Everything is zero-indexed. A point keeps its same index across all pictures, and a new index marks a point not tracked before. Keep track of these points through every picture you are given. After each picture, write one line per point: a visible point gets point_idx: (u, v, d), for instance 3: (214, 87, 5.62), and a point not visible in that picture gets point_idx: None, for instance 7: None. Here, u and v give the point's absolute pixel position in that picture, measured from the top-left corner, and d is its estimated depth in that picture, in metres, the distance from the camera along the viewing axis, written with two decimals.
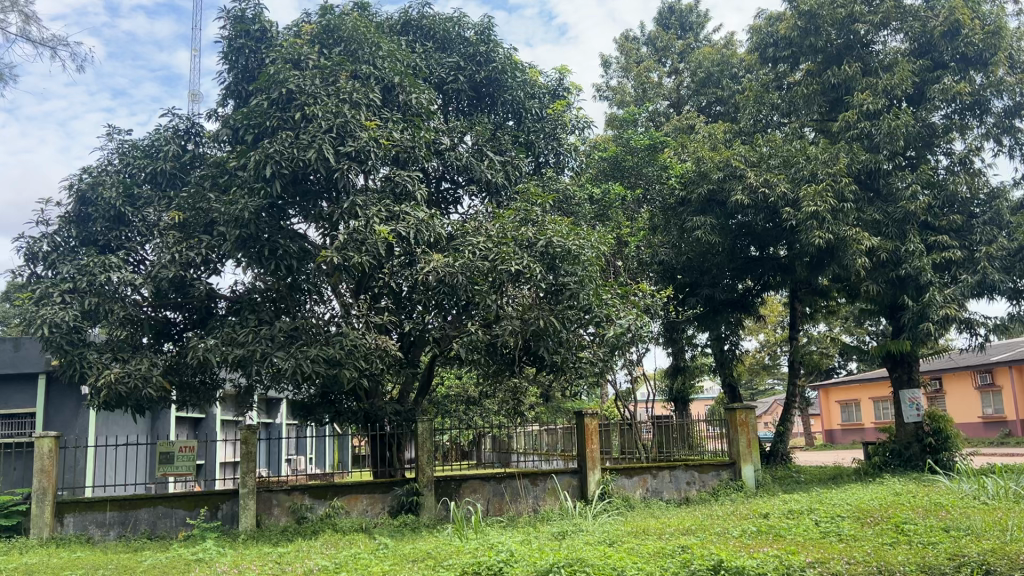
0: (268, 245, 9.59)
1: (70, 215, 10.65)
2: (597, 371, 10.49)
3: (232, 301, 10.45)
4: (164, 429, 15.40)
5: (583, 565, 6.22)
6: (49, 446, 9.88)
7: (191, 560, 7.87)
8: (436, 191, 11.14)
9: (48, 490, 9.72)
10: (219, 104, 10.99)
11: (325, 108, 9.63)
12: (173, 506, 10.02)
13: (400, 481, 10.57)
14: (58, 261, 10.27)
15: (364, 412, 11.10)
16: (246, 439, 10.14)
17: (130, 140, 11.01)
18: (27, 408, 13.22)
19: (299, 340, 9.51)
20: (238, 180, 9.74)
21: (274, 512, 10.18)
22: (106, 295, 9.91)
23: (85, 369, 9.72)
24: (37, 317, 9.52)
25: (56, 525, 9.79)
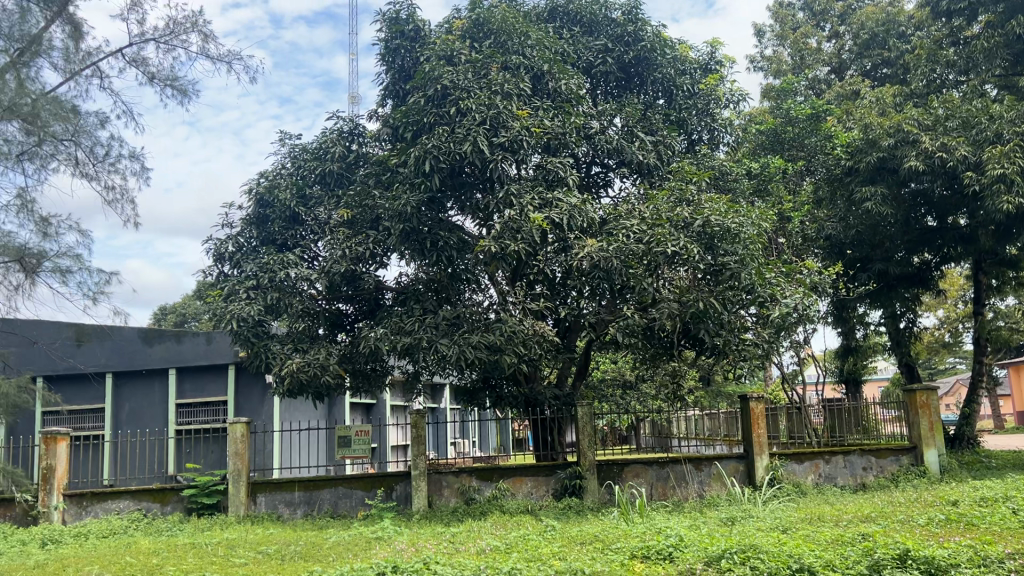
0: (429, 237, 9.98)
1: (251, 217, 11.51)
2: (762, 352, 10.22)
3: (397, 292, 10.94)
4: (340, 414, 16.35)
5: (756, 551, 6.06)
6: (241, 431, 10.68)
7: (371, 538, 8.32)
8: (587, 175, 11.12)
9: (242, 471, 10.52)
10: (378, 104, 11.48)
11: (478, 100, 9.81)
12: (352, 487, 10.63)
13: (563, 465, 10.69)
14: (242, 261, 11.17)
15: (524, 396, 11.24)
16: (416, 423, 10.61)
17: (301, 144, 11.71)
18: (220, 396, 14.40)
19: (461, 327, 9.81)
20: (401, 177, 10.16)
21: (444, 493, 10.58)
22: (286, 290, 10.69)
23: (270, 360, 10.50)
24: (227, 312, 10.44)
25: (250, 503, 10.60)
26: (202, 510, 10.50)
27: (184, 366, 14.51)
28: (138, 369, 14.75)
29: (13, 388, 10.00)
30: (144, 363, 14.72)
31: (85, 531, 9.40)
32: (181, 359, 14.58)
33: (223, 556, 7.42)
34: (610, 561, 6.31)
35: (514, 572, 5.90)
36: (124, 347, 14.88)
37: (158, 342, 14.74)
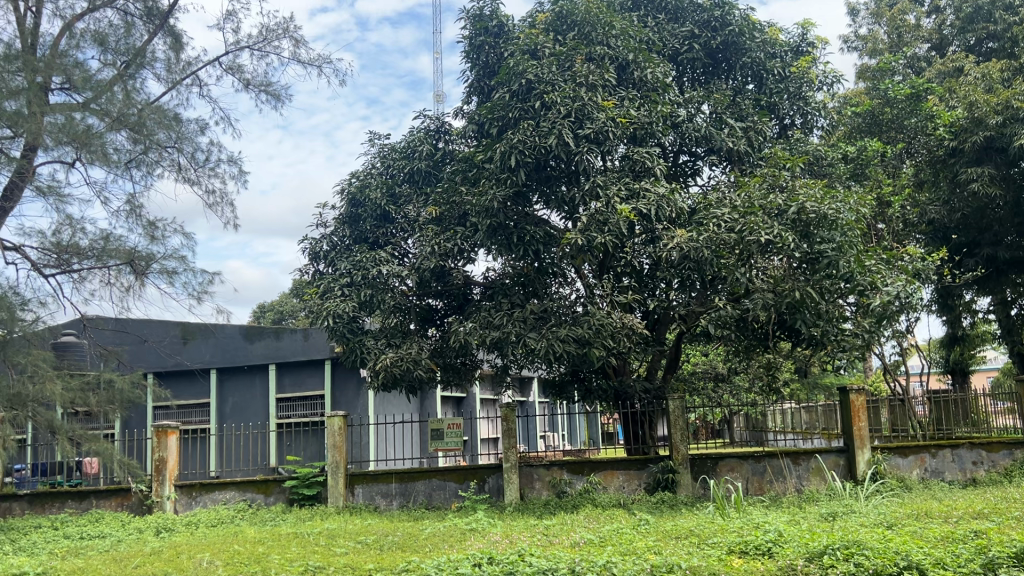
0: (516, 231, 10.01)
1: (344, 217, 11.82)
2: (862, 343, 9.82)
3: (486, 287, 11.04)
4: (432, 408, 16.62)
5: (860, 547, 5.87)
6: (339, 424, 10.98)
7: (466, 530, 8.44)
8: (675, 164, 10.96)
9: (340, 463, 10.83)
10: (464, 102, 11.58)
11: (563, 93, 9.78)
12: (445, 479, 10.81)
13: (655, 458, 10.58)
14: (336, 258, 11.49)
15: (613, 390, 11.08)
16: (506, 417, 10.65)
17: (390, 143, 11.95)
18: (317, 391, 14.85)
19: (548, 321, 9.81)
20: (487, 173, 10.21)
21: (536, 486, 10.65)
22: (377, 286, 10.90)
23: (364, 355, 10.78)
24: (323, 309, 10.79)
25: (349, 494, 10.91)
26: (303, 501, 10.86)
27: (283, 362, 15.04)
28: (240, 365, 15.36)
29: (127, 383, 10.57)
30: (245, 358, 15.32)
31: (195, 520, 9.86)
32: (280, 355, 15.11)
33: (325, 546, 7.65)
34: (707, 556, 6.22)
35: (609, 565, 5.89)
36: (226, 344, 15.52)
37: (259, 339, 15.31)
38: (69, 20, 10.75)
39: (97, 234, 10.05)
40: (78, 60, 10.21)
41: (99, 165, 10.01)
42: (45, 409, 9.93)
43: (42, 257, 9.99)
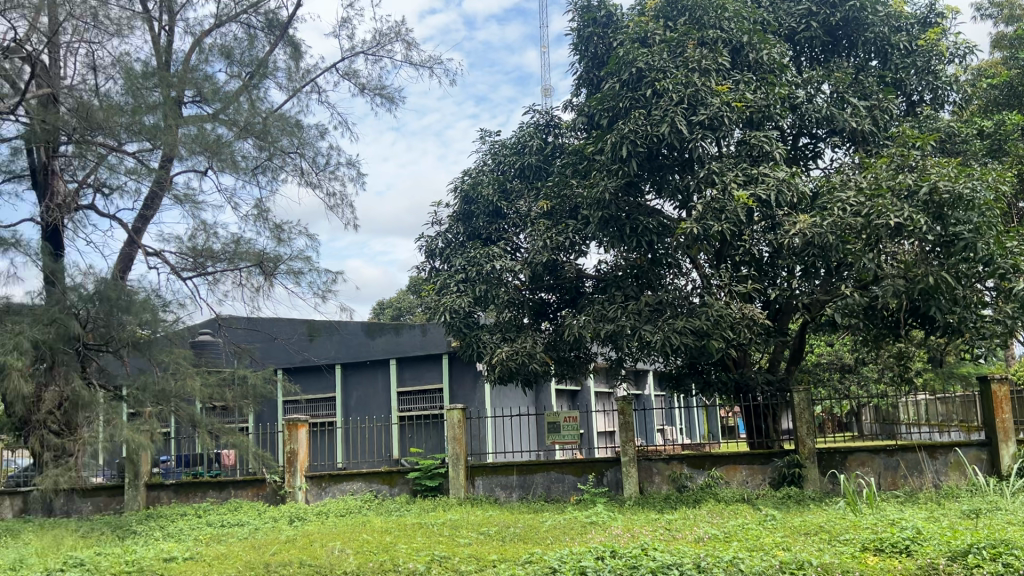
0: (629, 222, 9.90)
1: (457, 214, 12.01)
2: (1005, 329, 9.27)
3: (598, 280, 10.93)
4: (547, 401, 16.69)
5: (1009, 547, 5.53)
6: (458, 417, 11.17)
7: (587, 523, 8.43)
8: (794, 148, 10.57)
9: (460, 455, 11.03)
10: (574, 94, 11.55)
11: (675, 80, 9.60)
12: (563, 472, 10.84)
13: (780, 452, 10.27)
14: (451, 255, 11.69)
15: (734, 382, 10.88)
16: (623, 410, 10.58)
17: (500, 140, 12.06)
18: (435, 384, 15.21)
19: (664, 312, 9.66)
20: (598, 164, 10.13)
21: (655, 480, 10.53)
22: (491, 281, 11.07)
23: (480, 349, 10.94)
24: (440, 305, 11.03)
25: (469, 486, 11.11)
26: (426, 492, 11.13)
27: (403, 357, 15.46)
28: (363, 360, 15.89)
29: (260, 379, 11.12)
30: (367, 354, 15.85)
31: (325, 510, 10.27)
32: (400, 350, 15.54)
33: (449, 536, 7.82)
34: (840, 553, 5.99)
35: (736, 561, 5.76)
36: (349, 340, 16.08)
37: (379, 335, 15.78)
38: (198, 36, 11.41)
39: (228, 238, 10.61)
40: (207, 74, 10.85)
41: (230, 173, 10.59)
42: (185, 404, 10.54)
43: (180, 261, 10.64)
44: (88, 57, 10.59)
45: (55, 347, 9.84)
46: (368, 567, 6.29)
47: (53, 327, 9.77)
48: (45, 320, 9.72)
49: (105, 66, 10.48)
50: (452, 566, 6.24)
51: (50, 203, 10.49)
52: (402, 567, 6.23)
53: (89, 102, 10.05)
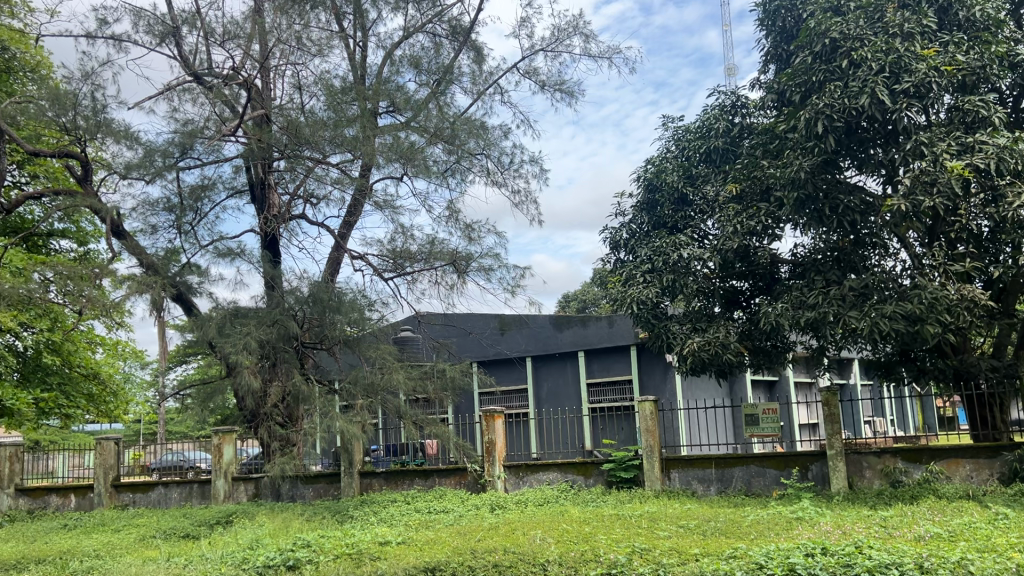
0: (827, 202, 9.40)
1: (642, 203, 11.90)
2: None
3: (795, 265, 10.40)
4: (742, 391, 16.21)
5: None
6: (650, 409, 11.06)
7: (792, 518, 8.10)
8: (1015, 110, 9.57)
9: (654, 448, 10.96)
10: (761, 72, 11.09)
11: (874, 48, 9.00)
12: (764, 465, 10.49)
13: (1010, 446, 9.32)
14: (636, 245, 11.61)
15: (954, 369, 10.05)
16: (827, 401, 10.07)
17: (684, 125, 11.82)
18: (625, 375, 15.21)
19: (870, 297, 9.08)
20: (791, 143, 9.69)
21: (866, 475, 9.94)
22: (679, 270, 10.85)
23: (670, 340, 10.81)
24: (627, 297, 11.03)
25: (665, 479, 11.02)
26: (621, 484, 11.13)
27: (593, 348, 15.60)
28: (552, 352, 16.21)
29: (457, 372, 11.56)
30: (556, 346, 16.16)
31: (524, 499, 10.54)
32: (589, 342, 15.69)
33: (648, 528, 7.79)
34: None
35: (965, 562, 5.34)
36: (538, 333, 16.46)
37: (568, 328, 16.04)
38: (389, 49, 12.08)
39: (424, 239, 11.14)
40: (399, 84, 11.47)
41: (423, 177, 10.97)
42: (392, 396, 11.17)
43: (382, 263, 11.35)
44: (294, 78, 11.46)
45: (277, 345, 10.92)
46: (570, 556, 6.38)
47: (275, 328, 10.83)
48: (268, 321, 10.78)
49: (309, 84, 11.32)
50: (654, 558, 6.21)
51: (268, 215, 11.51)
52: (604, 557, 6.28)
53: (297, 119, 10.90)
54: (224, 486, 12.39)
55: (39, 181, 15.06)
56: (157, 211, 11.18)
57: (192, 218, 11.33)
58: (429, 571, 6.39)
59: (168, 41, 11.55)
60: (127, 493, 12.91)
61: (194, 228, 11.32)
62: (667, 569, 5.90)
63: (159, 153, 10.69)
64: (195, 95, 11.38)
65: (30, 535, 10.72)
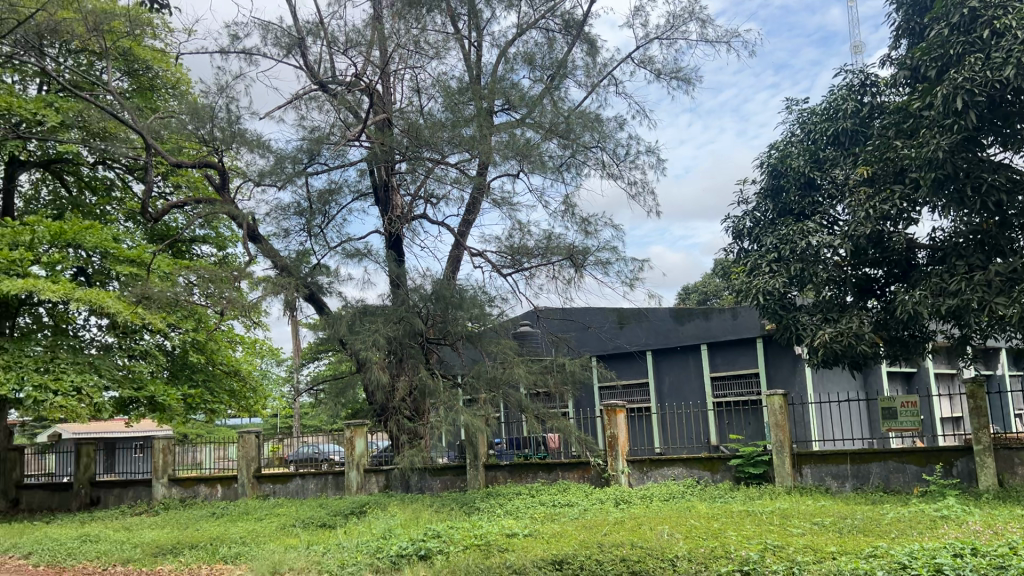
0: (969, 182, 8.85)
1: (766, 190, 11.55)
2: None
3: (933, 250, 9.84)
4: (878, 384, 15.50)
5: None
6: (779, 403, 10.71)
7: (937, 517, 7.68)
8: None
9: (785, 443, 10.62)
10: (892, 48, 10.55)
11: (1019, 15, 8.44)
12: (904, 461, 10.00)
13: None
14: (761, 234, 11.31)
15: None
16: (973, 393, 9.48)
17: (809, 107, 11.39)
18: (751, 369, 14.86)
19: (1020, 283, 8.49)
20: (927, 121, 9.17)
21: (1018, 471, 9.26)
22: (809, 259, 10.49)
23: (800, 331, 10.50)
24: (752, 287, 10.81)
25: (797, 475, 10.67)
26: (750, 480, 10.86)
27: (716, 341, 15.33)
28: (674, 345, 16.03)
29: (578, 366, 11.59)
30: (678, 340, 15.97)
31: (650, 494, 10.45)
32: (712, 335, 15.44)
33: (780, 525, 7.56)
34: None
35: None
36: (658, 327, 16.30)
37: (689, 320, 15.83)
38: (503, 48, 12.22)
39: (541, 234, 11.22)
40: (514, 82, 11.59)
41: (539, 173, 11.03)
42: (513, 390, 11.30)
43: (500, 259, 11.51)
44: (413, 81, 11.76)
45: (404, 342, 11.25)
46: (699, 552, 6.28)
47: (401, 324, 11.15)
48: (395, 318, 11.12)
49: (427, 86, 11.59)
50: (788, 556, 6.01)
51: (392, 216, 11.88)
52: (735, 554, 6.14)
53: (416, 122, 11.16)
54: (357, 478, 12.88)
55: (182, 191, 16.06)
56: (289, 216, 11.73)
57: (321, 221, 11.82)
58: (557, 564, 6.43)
59: (294, 52, 12.08)
60: (268, 484, 13.61)
61: (323, 231, 11.81)
62: (803, 567, 5.71)
63: (289, 160, 11.21)
64: (320, 103, 11.86)
65: (183, 522, 11.47)
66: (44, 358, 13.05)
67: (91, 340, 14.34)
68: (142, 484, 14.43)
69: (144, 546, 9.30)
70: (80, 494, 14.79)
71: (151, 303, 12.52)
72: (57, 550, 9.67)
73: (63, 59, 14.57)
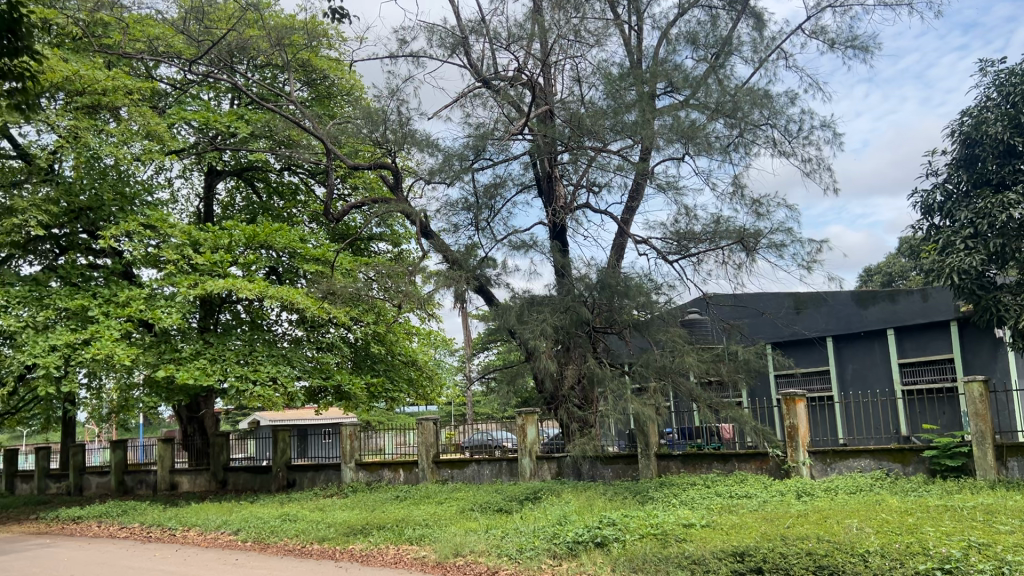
0: None
1: (957, 160, 10.66)
2: None
3: None
4: None
5: None
6: (980, 390, 9.90)
7: None
8: None
9: (986, 434, 9.81)
10: None
11: None
12: None
13: None
14: (954, 209, 10.51)
15: None
16: None
17: (1009, 67, 10.36)
18: (945, 354, 13.85)
19: None
20: None
21: None
22: (1011, 234, 9.71)
23: (1001, 313, 9.78)
24: (945, 266, 10.11)
25: (1001, 468, 9.83)
26: (947, 473, 10.09)
27: (905, 326, 14.44)
28: (857, 330, 15.31)
29: (753, 354, 11.27)
30: (861, 324, 15.22)
31: (834, 486, 9.99)
32: (899, 319, 14.58)
33: (985, 521, 6.99)
34: None
35: None
36: (839, 311, 15.65)
37: (873, 304, 15.07)
38: (665, 29, 12.00)
39: (709, 218, 10.97)
40: (677, 64, 11.41)
41: (705, 155, 10.74)
42: (684, 379, 11.11)
43: (666, 245, 11.36)
44: (574, 70, 11.79)
45: (571, 331, 11.33)
46: (894, 547, 5.94)
47: (568, 314, 11.26)
48: (562, 308, 11.22)
49: (588, 75, 11.58)
50: (996, 555, 5.57)
51: (556, 207, 12.00)
52: (934, 551, 5.76)
53: (579, 111, 11.17)
54: (530, 464, 13.12)
55: (359, 191, 16.95)
56: (457, 211, 12.10)
57: (488, 215, 12.11)
58: (738, 555, 6.25)
59: (458, 51, 12.42)
60: (446, 469, 14.15)
61: (490, 224, 12.09)
62: (1014, 568, 5.28)
63: (457, 157, 11.53)
64: (485, 99, 12.14)
65: (371, 505, 12.14)
66: (244, 351, 14.20)
67: (283, 334, 15.45)
68: (333, 467, 15.42)
69: (337, 526, 9.94)
70: (278, 476, 15.96)
71: (336, 298, 13.27)
72: (263, 528, 10.51)
73: (251, 74, 15.73)
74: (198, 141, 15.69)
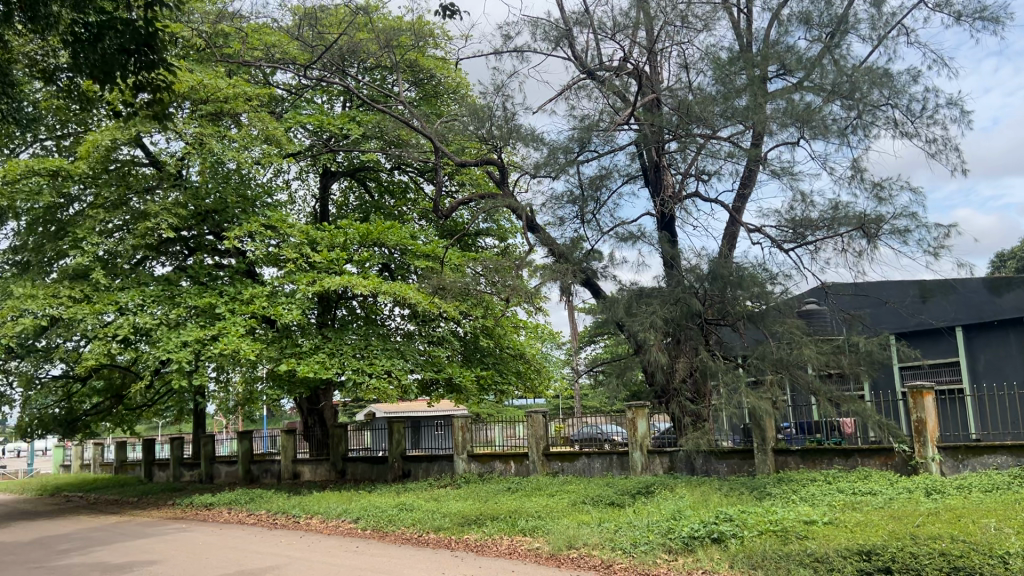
0: None
1: None
2: None
3: None
4: None
5: None
6: None
7: None
8: None
9: None
10: None
11: None
12: None
13: None
14: None
15: None
16: None
17: None
18: None
19: None
20: None
21: None
22: None
23: None
24: None
25: None
26: None
27: None
28: (990, 320, 14.50)
29: (876, 346, 10.78)
30: (995, 313, 14.41)
31: (968, 484, 9.45)
32: None
33: None
34: None
35: None
36: (970, 299, 14.87)
37: (1008, 291, 14.26)
38: (776, 10, 11.62)
39: (826, 204, 10.58)
40: (789, 45, 11.03)
41: (822, 139, 10.34)
42: (802, 371, 10.70)
43: (781, 234, 11.02)
44: (680, 57, 11.58)
45: (681, 323, 11.13)
46: None
47: (678, 306, 11.07)
48: (672, 300, 11.08)
49: (696, 61, 11.36)
50: None
51: (664, 197, 11.84)
52: None
53: (687, 99, 10.95)
54: (641, 458, 13.06)
55: (467, 188, 17.18)
56: (563, 205, 12.11)
57: (594, 207, 12.06)
58: (865, 554, 6.00)
59: (563, 44, 12.41)
60: (557, 462, 14.20)
61: (596, 217, 12.04)
62: None
63: (562, 150, 11.55)
64: (590, 90, 12.10)
65: (485, 496, 12.32)
66: (360, 345, 14.64)
67: (396, 329, 15.85)
68: (446, 458, 15.73)
69: (451, 516, 10.14)
70: (394, 467, 16.39)
71: (446, 293, 13.53)
72: (381, 517, 10.82)
73: (361, 77, 16.19)
74: (313, 144, 16.27)
